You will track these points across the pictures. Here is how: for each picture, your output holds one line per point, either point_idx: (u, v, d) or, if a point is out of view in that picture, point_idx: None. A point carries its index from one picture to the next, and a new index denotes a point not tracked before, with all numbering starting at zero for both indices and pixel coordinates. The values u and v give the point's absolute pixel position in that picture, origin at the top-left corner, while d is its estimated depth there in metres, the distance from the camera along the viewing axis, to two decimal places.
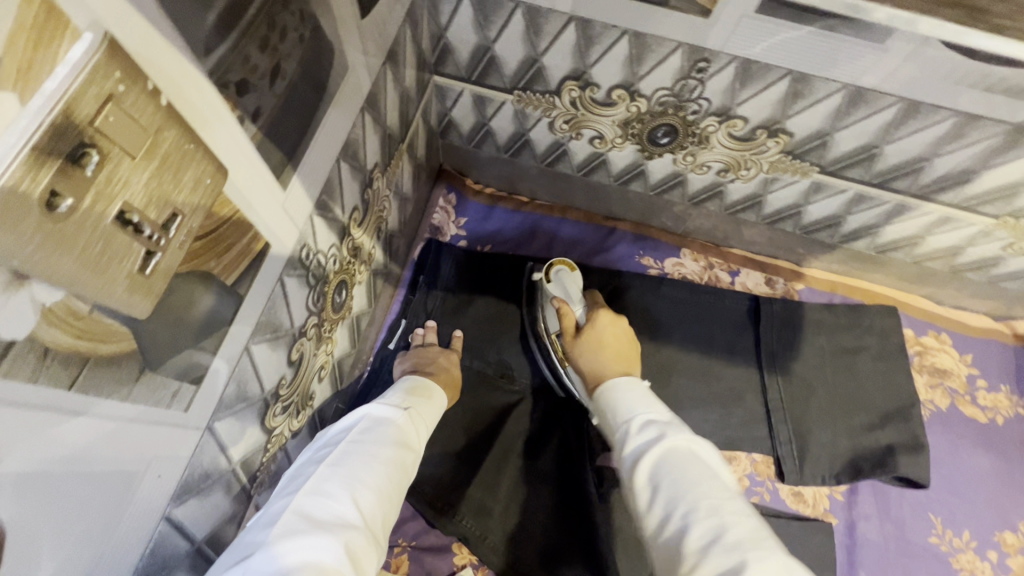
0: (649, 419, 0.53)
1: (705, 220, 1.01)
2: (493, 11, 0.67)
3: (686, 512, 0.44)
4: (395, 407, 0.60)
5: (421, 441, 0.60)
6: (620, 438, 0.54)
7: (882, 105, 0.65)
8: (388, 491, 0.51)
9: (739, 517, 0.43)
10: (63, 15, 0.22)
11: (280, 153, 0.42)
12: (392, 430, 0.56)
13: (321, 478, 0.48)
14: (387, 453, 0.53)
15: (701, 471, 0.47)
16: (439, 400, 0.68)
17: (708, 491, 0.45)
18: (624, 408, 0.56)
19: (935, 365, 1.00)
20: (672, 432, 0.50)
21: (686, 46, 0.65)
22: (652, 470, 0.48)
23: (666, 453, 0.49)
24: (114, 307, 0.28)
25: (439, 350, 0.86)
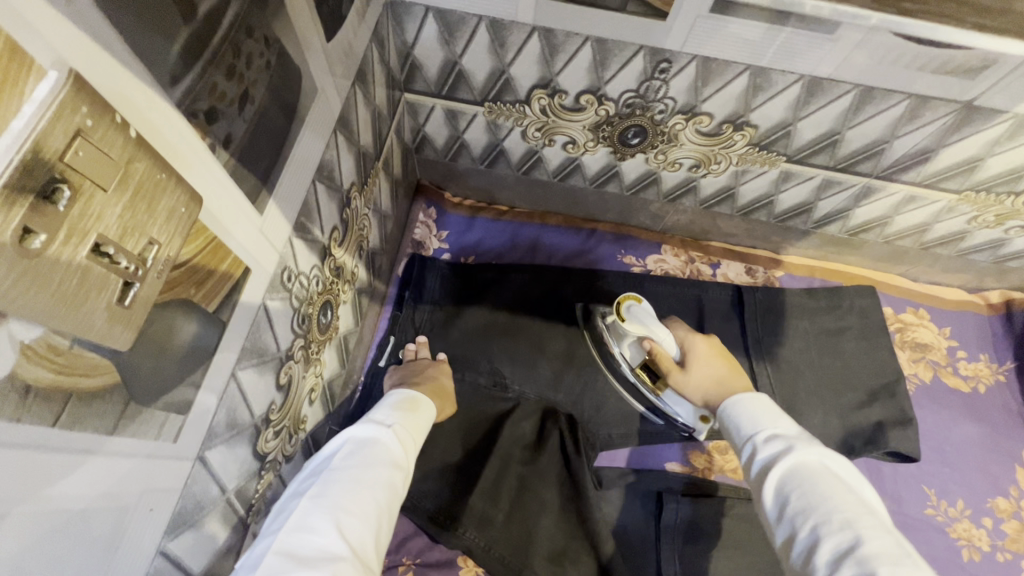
0: (776, 433, 0.53)
1: (682, 216, 1.03)
2: (457, 26, 0.69)
3: (817, 525, 0.44)
4: (378, 425, 0.61)
5: (410, 456, 0.61)
6: (745, 449, 0.55)
7: (840, 93, 0.67)
8: (374, 514, 0.51)
9: (875, 534, 0.41)
10: (26, 55, 0.22)
11: (253, 179, 0.42)
12: (376, 449, 0.58)
13: (305, 512, 0.49)
14: (369, 475, 0.54)
15: (836, 484, 0.46)
16: (428, 410, 0.70)
17: (844, 504, 0.44)
18: (748, 419, 0.57)
19: (915, 340, 1.03)
20: (803, 445, 0.50)
21: (647, 49, 0.66)
22: (781, 482, 0.48)
23: (794, 467, 0.49)
24: (94, 340, 0.28)
25: (427, 362, 0.89)
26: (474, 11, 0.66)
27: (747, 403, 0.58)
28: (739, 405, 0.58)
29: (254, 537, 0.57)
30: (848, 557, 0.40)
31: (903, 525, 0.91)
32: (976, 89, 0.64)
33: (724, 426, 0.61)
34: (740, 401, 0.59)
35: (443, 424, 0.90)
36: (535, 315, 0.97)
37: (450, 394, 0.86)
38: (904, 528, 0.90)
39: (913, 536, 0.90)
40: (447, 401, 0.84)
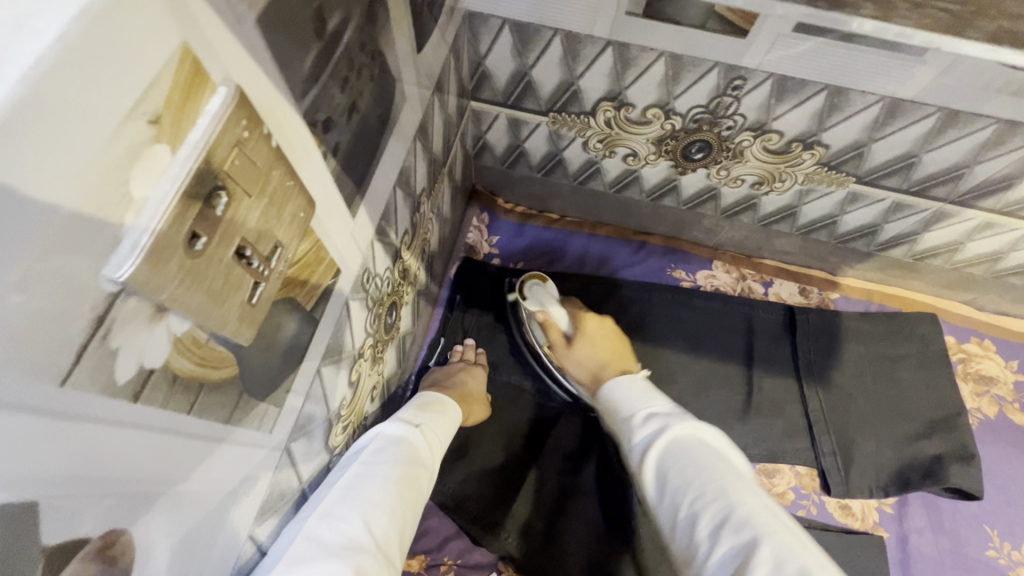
0: (652, 413, 0.60)
1: (737, 233, 1.02)
2: (532, 38, 0.70)
3: (694, 500, 0.49)
4: (407, 425, 0.61)
5: (434, 460, 0.62)
6: (626, 430, 0.61)
7: (922, 115, 0.66)
8: (400, 511, 0.51)
9: (747, 499, 0.48)
10: (206, 72, 0.24)
11: (351, 184, 0.44)
12: (405, 448, 0.58)
13: (333, 501, 0.49)
14: (398, 473, 0.54)
15: (705, 455, 0.52)
16: (453, 414, 0.71)
17: (717, 477, 0.50)
18: (626, 404, 0.63)
19: (980, 372, 0.98)
20: (677, 423, 0.56)
21: (722, 66, 0.66)
22: (658, 462, 0.54)
23: (668, 445, 0.54)
24: (226, 335, 0.30)
25: (462, 365, 0.90)
26: (551, 25, 0.67)
27: (624, 391, 0.65)
28: (624, 393, 0.64)
29: None
30: (725, 528, 0.46)
31: (962, 566, 0.87)
32: None
33: (607, 413, 0.67)
34: (616, 388, 0.66)
35: (489, 428, 0.91)
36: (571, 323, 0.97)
37: (479, 398, 0.87)
38: (963, 568, 0.87)
39: None
40: (475, 404, 0.86)
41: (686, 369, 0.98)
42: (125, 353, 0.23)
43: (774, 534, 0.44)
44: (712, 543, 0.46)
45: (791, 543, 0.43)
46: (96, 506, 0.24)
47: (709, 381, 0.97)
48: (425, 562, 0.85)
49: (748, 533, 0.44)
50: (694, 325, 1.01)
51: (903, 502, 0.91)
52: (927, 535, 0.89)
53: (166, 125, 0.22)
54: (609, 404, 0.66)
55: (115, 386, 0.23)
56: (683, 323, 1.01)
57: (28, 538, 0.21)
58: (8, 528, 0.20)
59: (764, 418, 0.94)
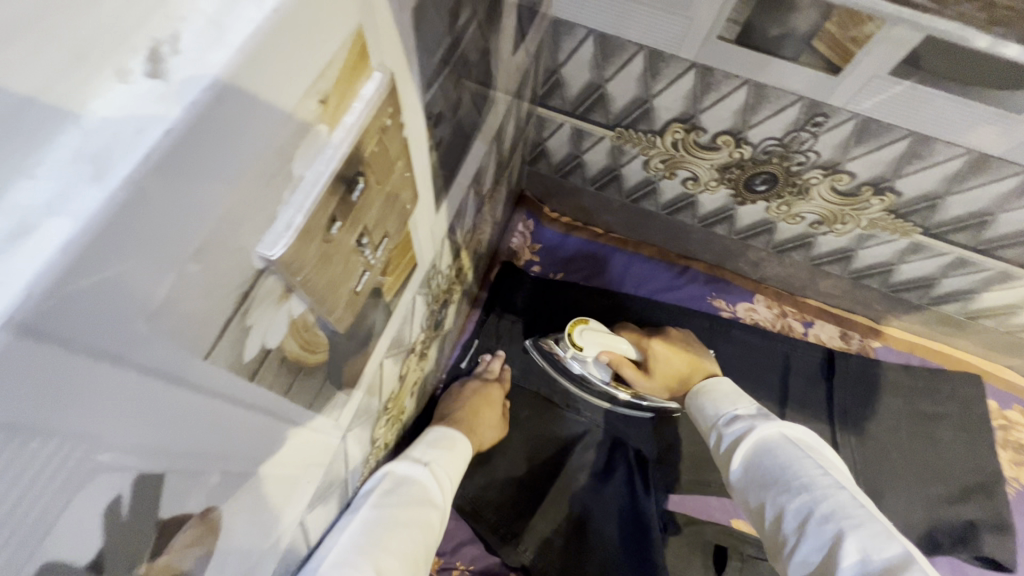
0: (736, 414, 0.58)
1: (784, 270, 1.00)
2: (615, 52, 0.69)
3: (781, 497, 0.48)
4: (413, 463, 0.60)
5: (447, 499, 0.60)
6: (712, 431, 0.60)
7: (1006, 173, 0.64)
8: (411, 555, 0.51)
9: (836, 494, 0.46)
10: (369, 56, 0.24)
11: (442, 179, 0.44)
12: (414, 490, 0.56)
13: (343, 549, 0.47)
14: (408, 515, 0.53)
15: (796, 449, 0.50)
16: (466, 445, 0.67)
17: (803, 471, 0.48)
18: (709, 406, 0.62)
19: (1020, 442, 0.95)
20: (760, 421, 0.54)
21: (806, 101, 0.65)
22: (746, 462, 0.53)
23: (753, 443, 0.53)
24: (330, 320, 0.30)
25: (479, 383, 0.89)
26: (636, 40, 0.66)
27: (705, 394, 0.63)
28: (706, 398, 0.63)
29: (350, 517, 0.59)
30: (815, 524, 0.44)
31: None
32: None
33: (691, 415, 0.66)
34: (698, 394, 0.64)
35: (513, 436, 0.90)
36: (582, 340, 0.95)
37: (490, 421, 0.85)
38: None
39: None
40: (486, 429, 0.84)
41: None
42: (254, 331, 0.23)
43: (866, 531, 0.42)
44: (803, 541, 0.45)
45: (879, 542, 0.41)
46: (203, 482, 0.23)
47: None
48: (436, 564, 0.84)
49: (839, 530, 0.43)
50: (730, 357, 0.99)
51: (928, 564, 0.88)
52: None
53: (330, 106, 0.22)
54: (695, 405, 0.65)
55: (241, 364, 0.23)
56: (718, 353, 0.99)
57: (148, 512, 0.20)
58: (138, 497, 0.19)
59: None
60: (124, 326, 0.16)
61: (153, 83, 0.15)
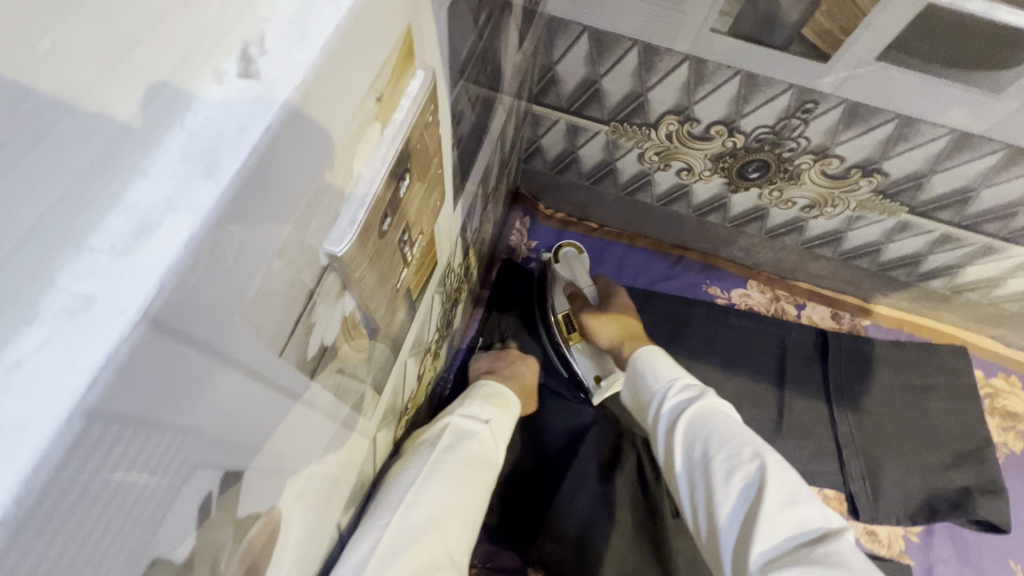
0: (685, 382, 0.62)
1: (776, 254, 1.02)
2: (609, 47, 0.70)
3: (725, 462, 0.52)
4: (472, 421, 0.60)
5: (501, 454, 0.61)
6: (655, 397, 0.63)
7: (987, 151, 0.67)
8: (469, 518, 0.53)
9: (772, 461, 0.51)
10: (414, 56, 0.24)
11: (459, 178, 0.44)
12: (475, 449, 0.57)
13: (411, 505, 0.49)
14: (469, 476, 0.54)
15: (736, 424, 0.55)
16: (517, 408, 0.67)
17: (746, 442, 0.53)
18: (657, 372, 0.64)
19: (1006, 408, 0.99)
20: (710, 393, 0.59)
21: (797, 89, 0.67)
22: (693, 422, 0.57)
23: (702, 413, 0.57)
24: (374, 319, 0.30)
25: (517, 355, 0.91)
26: (630, 35, 0.68)
27: (652, 360, 0.66)
28: (654, 362, 0.65)
29: None
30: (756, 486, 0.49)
31: None
32: None
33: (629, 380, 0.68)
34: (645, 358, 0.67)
35: (522, 431, 0.91)
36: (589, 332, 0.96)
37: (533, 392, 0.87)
38: None
39: None
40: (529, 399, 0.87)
41: (719, 386, 0.98)
42: (316, 330, 0.23)
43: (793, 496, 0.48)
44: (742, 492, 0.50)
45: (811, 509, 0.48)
46: (263, 482, 0.24)
47: (741, 398, 0.98)
48: None
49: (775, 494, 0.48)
50: (728, 342, 1.02)
51: (929, 532, 0.91)
52: (952, 566, 0.89)
53: (384, 105, 0.23)
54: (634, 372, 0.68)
55: (305, 361, 0.23)
56: (717, 340, 1.02)
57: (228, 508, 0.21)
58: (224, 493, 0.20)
59: (795, 439, 0.95)
60: (223, 319, 0.17)
61: (246, 83, 0.16)
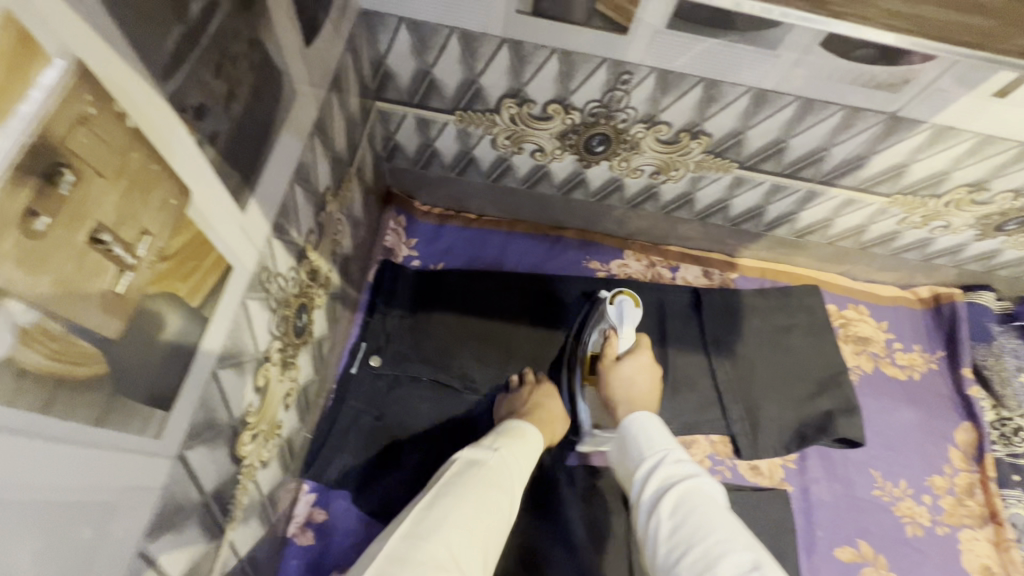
0: (678, 457, 0.69)
1: (644, 222, 1.08)
2: (430, 37, 0.71)
3: (715, 542, 0.57)
4: (485, 450, 0.70)
5: (516, 479, 0.70)
6: (652, 466, 0.69)
7: (782, 104, 0.74)
8: (484, 535, 0.60)
9: (755, 549, 0.56)
10: (36, 44, 0.23)
11: (236, 177, 0.43)
12: (480, 471, 0.67)
13: (413, 528, 0.58)
14: (488, 495, 0.64)
15: (721, 509, 0.61)
16: (535, 439, 0.77)
17: (731, 529, 0.58)
18: (657, 442, 0.71)
19: (857, 334, 1.10)
20: (699, 475, 0.66)
21: (610, 62, 0.71)
22: (686, 500, 0.62)
23: (693, 490, 0.63)
24: (88, 327, 0.29)
25: (532, 387, 0.91)
26: (446, 23, 0.69)
27: (653, 430, 0.74)
28: (654, 433, 0.73)
29: (231, 543, 0.56)
30: (743, 568, 0.53)
31: (854, 507, 0.96)
32: (900, 101, 0.71)
33: (625, 444, 0.75)
34: (645, 425, 0.74)
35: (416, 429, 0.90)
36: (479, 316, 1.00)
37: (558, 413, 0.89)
38: (854, 509, 0.95)
39: (863, 516, 0.95)
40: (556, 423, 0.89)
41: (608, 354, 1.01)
42: None
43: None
44: None
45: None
46: None
47: None
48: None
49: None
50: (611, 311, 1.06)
51: (802, 457, 0.99)
52: (824, 484, 0.97)
53: None
54: (630, 439, 0.75)
55: None
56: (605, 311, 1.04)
57: None
58: None
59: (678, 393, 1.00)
60: None
61: None
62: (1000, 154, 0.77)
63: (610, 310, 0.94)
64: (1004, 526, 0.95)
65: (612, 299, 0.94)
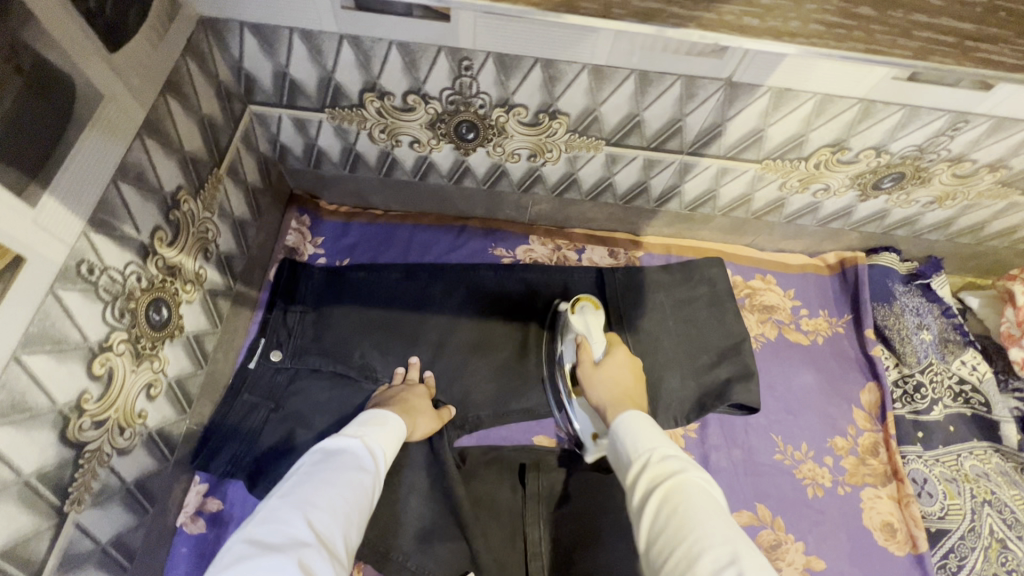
0: (666, 453, 0.64)
1: (542, 207, 1.10)
2: (273, 38, 0.75)
3: (700, 542, 0.52)
4: (347, 438, 0.71)
5: (379, 463, 0.71)
6: (641, 462, 0.64)
7: (621, 79, 0.76)
8: (342, 510, 0.61)
9: (746, 552, 0.51)
10: None
11: (12, 171, 0.47)
12: (344, 457, 0.69)
13: (272, 509, 0.60)
14: (341, 476, 0.65)
15: (713, 505, 0.56)
16: (396, 425, 0.77)
17: (718, 526, 0.54)
18: (644, 438, 0.66)
19: (762, 303, 1.12)
20: (690, 468, 0.61)
21: (446, 49, 0.74)
22: (667, 499, 0.58)
23: (682, 484, 0.58)
24: None
25: (404, 386, 0.91)
26: (283, 24, 0.72)
27: (642, 426, 0.68)
28: (641, 428, 0.67)
29: (76, 524, 0.59)
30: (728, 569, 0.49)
31: (753, 472, 0.97)
32: (728, 67, 0.73)
33: (614, 443, 0.70)
34: (629, 424, 0.69)
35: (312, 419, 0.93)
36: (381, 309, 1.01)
37: (424, 409, 0.88)
38: (753, 473, 0.96)
39: (762, 480, 0.96)
40: (422, 417, 0.86)
41: (508, 337, 1.02)
42: None
43: None
44: None
45: None
46: None
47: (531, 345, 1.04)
48: None
49: None
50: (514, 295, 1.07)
51: (703, 426, 1.01)
52: (723, 451, 0.98)
53: None
54: (620, 435, 0.69)
55: None
56: (506, 295, 1.05)
57: None
58: None
59: None
60: None
61: None
62: (846, 112, 0.79)
63: (576, 321, 0.94)
64: (905, 483, 0.95)
65: (574, 310, 0.95)
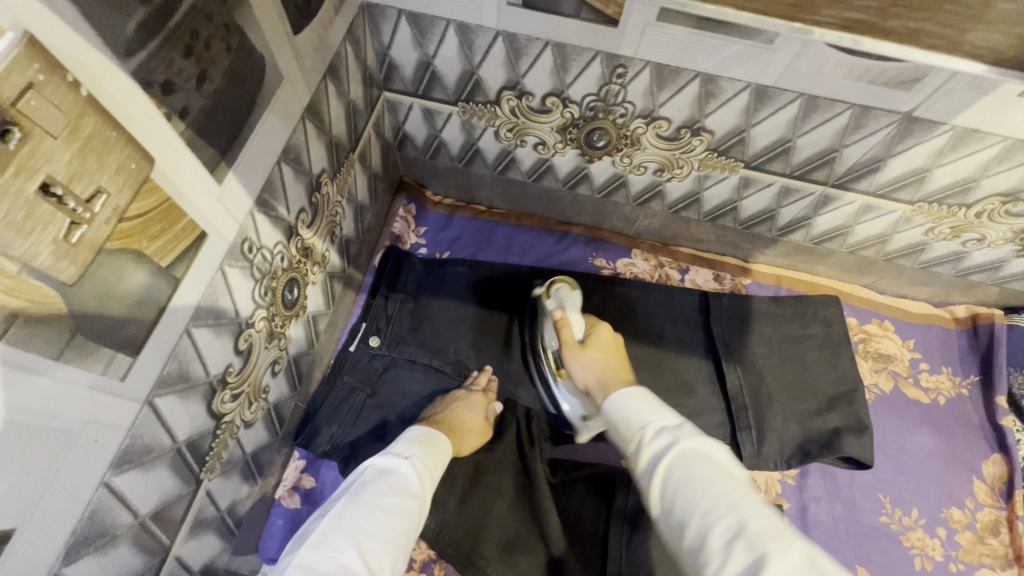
0: (662, 425, 0.59)
1: (652, 221, 1.06)
2: (428, 29, 0.74)
3: (705, 517, 0.50)
4: (394, 458, 0.69)
5: (427, 484, 0.68)
6: (636, 445, 0.60)
7: (785, 101, 0.71)
8: (393, 538, 0.60)
9: (753, 514, 0.48)
10: None
11: (211, 150, 0.47)
12: (388, 479, 0.66)
13: (324, 531, 0.59)
14: (393, 501, 0.63)
15: (709, 469, 0.53)
16: (446, 445, 0.75)
17: (721, 492, 0.50)
18: (636, 417, 0.62)
19: (878, 351, 1.03)
20: (685, 437, 0.57)
21: (603, 55, 0.71)
22: (668, 474, 0.54)
23: (677, 458, 0.55)
24: (43, 270, 0.33)
25: (453, 396, 0.89)
26: (442, 16, 0.71)
27: (633, 404, 0.64)
28: (630, 405, 0.63)
29: (206, 491, 0.61)
30: (737, 541, 0.46)
31: (856, 533, 0.90)
32: (912, 101, 0.66)
33: (609, 426, 0.66)
34: (624, 402, 0.64)
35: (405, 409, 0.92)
36: (479, 305, 0.99)
37: (472, 426, 0.85)
38: (855, 533, 0.90)
39: (865, 543, 0.89)
40: (466, 436, 0.84)
41: None
42: None
43: (781, 549, 0.45)
44: (722, 556, 0.46)
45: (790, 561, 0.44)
46: None
47: None
48: None
49: (764, 551, 0.45)
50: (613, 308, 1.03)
51: (803, 473, 0.94)
52: (824, 504, 0.92)
53: None
54: (613, 421, 0.65)
55: None
56: (606, 308, 1.02)
57: None
58: None
59: (675, 398, 0.96)
60: None
61: None
62: None
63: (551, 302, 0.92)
64: None
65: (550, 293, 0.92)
